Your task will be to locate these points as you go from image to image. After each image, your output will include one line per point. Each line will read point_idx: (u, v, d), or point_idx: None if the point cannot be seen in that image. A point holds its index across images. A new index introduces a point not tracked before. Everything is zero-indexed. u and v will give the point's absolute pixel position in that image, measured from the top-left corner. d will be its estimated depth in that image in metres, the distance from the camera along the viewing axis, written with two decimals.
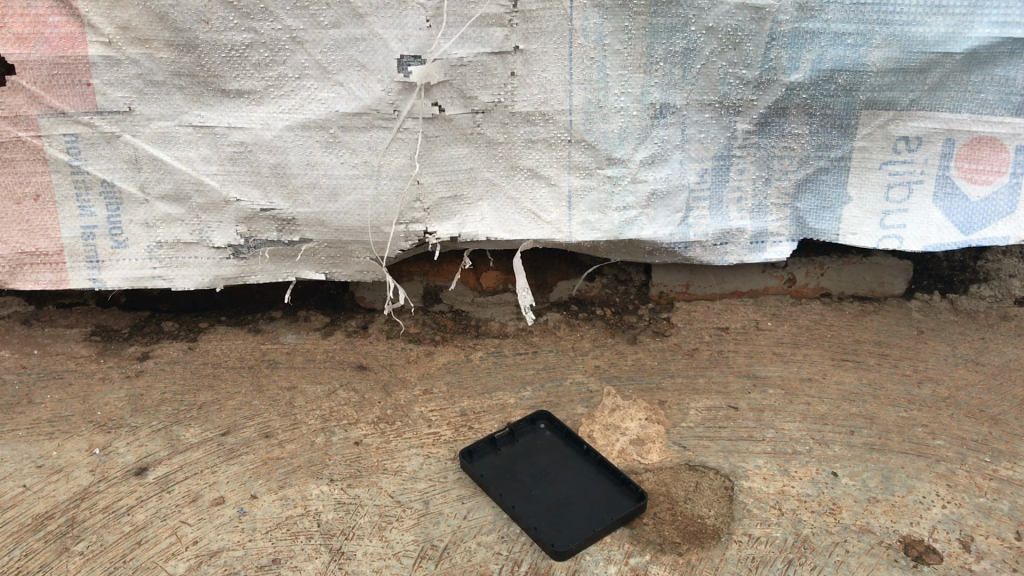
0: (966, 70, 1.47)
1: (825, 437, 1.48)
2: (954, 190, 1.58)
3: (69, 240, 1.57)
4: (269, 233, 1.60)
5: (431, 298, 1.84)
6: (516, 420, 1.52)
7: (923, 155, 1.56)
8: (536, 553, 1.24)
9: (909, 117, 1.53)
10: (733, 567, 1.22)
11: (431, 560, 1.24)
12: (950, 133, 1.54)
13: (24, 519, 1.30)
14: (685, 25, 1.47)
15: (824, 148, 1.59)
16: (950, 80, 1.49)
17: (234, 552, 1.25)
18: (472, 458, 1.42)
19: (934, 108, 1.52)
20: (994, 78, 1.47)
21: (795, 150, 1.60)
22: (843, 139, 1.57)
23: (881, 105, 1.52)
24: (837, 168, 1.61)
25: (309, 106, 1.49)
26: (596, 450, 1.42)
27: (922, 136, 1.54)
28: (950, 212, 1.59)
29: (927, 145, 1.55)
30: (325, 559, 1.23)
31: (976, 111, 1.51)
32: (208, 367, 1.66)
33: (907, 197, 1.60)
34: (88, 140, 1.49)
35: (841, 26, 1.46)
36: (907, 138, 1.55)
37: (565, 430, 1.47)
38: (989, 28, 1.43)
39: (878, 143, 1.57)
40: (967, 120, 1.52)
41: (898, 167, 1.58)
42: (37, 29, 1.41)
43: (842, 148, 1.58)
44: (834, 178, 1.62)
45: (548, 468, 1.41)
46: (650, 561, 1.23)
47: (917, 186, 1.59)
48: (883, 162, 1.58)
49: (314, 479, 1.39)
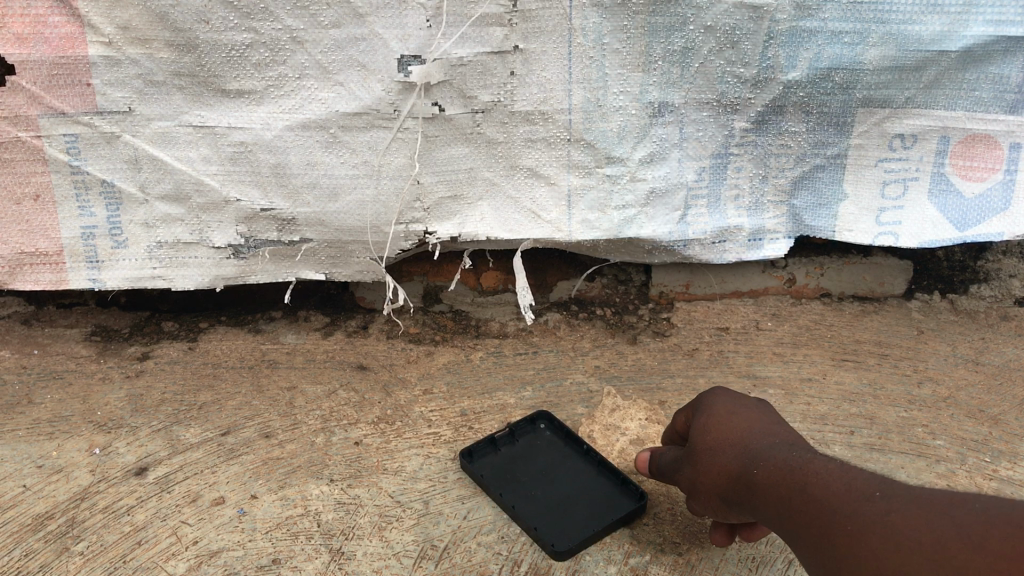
0: (961, 68, 1.47)
1: (825, 437, 1.48)
2: (949, 187, 1.58)
3: (68, 240, 1.57)
4: (269, 233, 1.60)
5: (431, 298, 1.84)
6: (515, 420, 1.52)
7: (918, 152, 1.56)
8: (536, 553, 1.25)
9: (904, 115, 1.53)
10: (733, 567, 1.23)
11: (431, 560, 1.24)
12: (944, 131, 1.54)
13: (24, 519, 1.30)
14: (683, 24, 1.47)
15: (821, 146, 1.59)
16: (945, 78, 1.49)
17: (234, 552, 1.25)
18: (471, 456, 1.42)
19: (929, 106, 1.52)
20: (989, 76, 1.48)
21: (792, 147, 1.60)
22: (840, 136, 1.58)
23: (877, 104, 1.53)
24: (834, 166, 1.61)
25: (309, 106, 1.49)
26: (597, 450, 1.42)
27: (918, 133, 1.54)
28: (944, 209, 1.60)
29: (922, 142, 1.55)
30: (325, 560, 1.24)
31: (971, 109, 1.51)
32: (208, 367, 1.66)
33: (903, 194, 1.60)
34: (88, 140, 1.49)
35: (838, 25, 1.46)
36: (902, 136, 1.55)
37: (565, 430, 1.47)
38: (984, 26, 1.43)
39: (874, 141, 1.57)
40: (962, 117, 1.52)
41: (894, 165, 1.58)
42: (37, 29, 1.41)
43: (839, 146, 1.59)
44: (831, 176, 1.62)
45: (548, 466, 1.41)
46: (649, 561, 1.24)
47: (912, 183, 1.59)
48: (879, 159, 1.58)
49: (314, 479, 1.39)
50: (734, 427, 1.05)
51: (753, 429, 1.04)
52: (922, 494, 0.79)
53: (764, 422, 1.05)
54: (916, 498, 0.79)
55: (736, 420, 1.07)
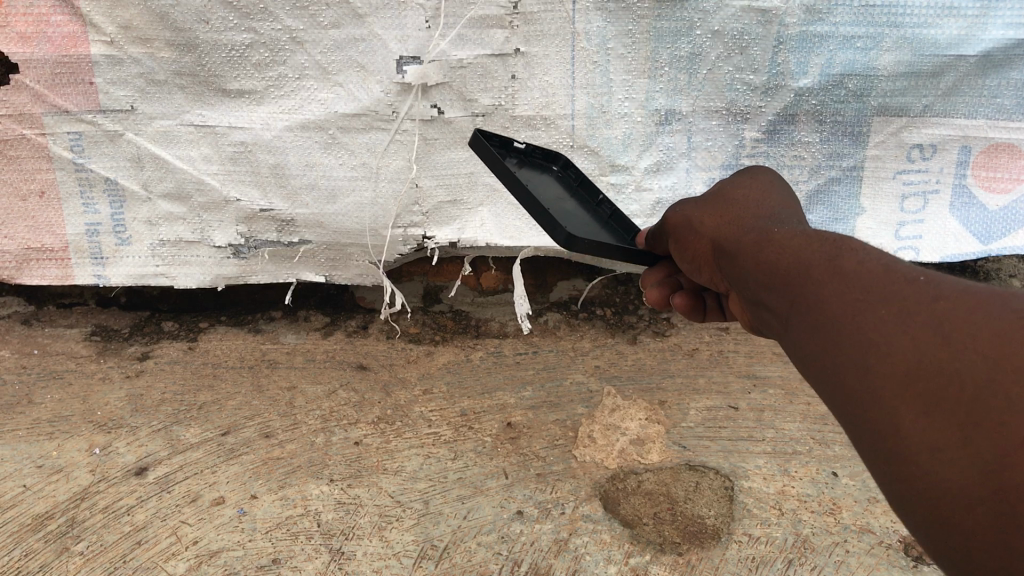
0: (980, 73, 1.47)
1: (825, 437, 1.53)
2: (972, 200, 1.59)
3: (73, 236, 1.56)
4: (268, 233, 1.60)
5: (431, 298, 1.80)
6: (534, 146, 1.23)
7: (938, 163, 1.56)
8: (536, 554, 1.34)
9: (923, 123, 1.53)
10: (733, 567, 1.34)
11: (431, 560, 1.33)
12: (966, 141, 1.54)
13: (24, 519, 1.36)
14: (690, 29, 1.46)
15: (836, 157, 1.58)
16: (964, 84, 1.49)
17: (234, 552, 1.33)
18: (487, 138, 1.19)
19: (948, 114, 1.52)
20: (1011, 81, 1.48)
21: (806, 159, 1.59)
22: (855, 147, 1.57)
23: (893, 112, 1.52)
24: (849, 178, 1.60)
25: (308, 107, 1.49)
26: (611, 204, 1.18)
27: (937, 143, 1.54)
28: (966, 221, 1.60)
29: (942, 152, 1.55)
30: (325, 560, 1.32)
31: (992, 117, 1.51)
32: (208, 367, 1.63)
33: (923, 207, 1.60)
34: (91, 139, 1.49)
35: (849, 29, 1.46)
36: (921, 147, 1.55)
37: (579, 179, 1.21)
38: (1003, 29, 1.43)
39: (891, 151, 1.56)
40: (984, 126, 1.52)
41: (913, 176, 1.58)
42: (40, 29, 1.40)
43: (854, 157, 1.58)
44: (847, 188, 1.61)
45: (558, 194, 1.19)
46: (649, 561, 1.34)
47: (933, 196, 1.59)
48: (897, 171, 1.58)
49: (314, 479, 1.43)
50: (746, 218, 0.92)
51: (775, 206, 0.93)
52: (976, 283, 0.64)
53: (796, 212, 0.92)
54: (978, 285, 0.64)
55: (769, 203, 0.94)
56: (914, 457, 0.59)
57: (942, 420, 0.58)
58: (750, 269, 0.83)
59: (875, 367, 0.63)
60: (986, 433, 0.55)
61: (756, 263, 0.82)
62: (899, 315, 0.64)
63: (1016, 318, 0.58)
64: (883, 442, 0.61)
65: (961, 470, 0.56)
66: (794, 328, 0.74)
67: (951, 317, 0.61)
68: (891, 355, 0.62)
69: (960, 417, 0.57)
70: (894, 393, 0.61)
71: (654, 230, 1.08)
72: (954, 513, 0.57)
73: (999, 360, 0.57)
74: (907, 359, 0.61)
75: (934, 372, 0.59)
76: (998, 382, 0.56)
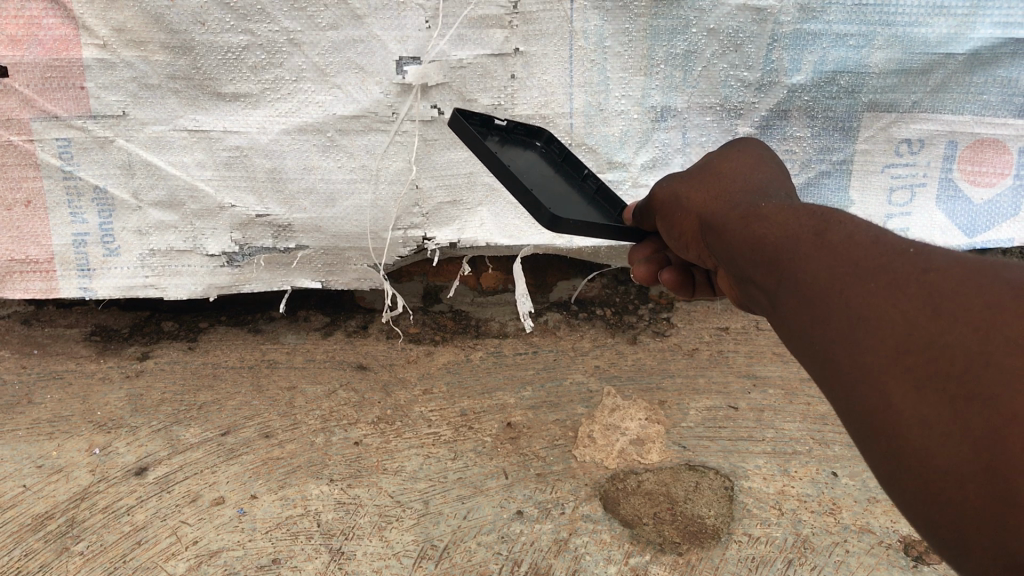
0: (968, 71, 1.47)
1: (825, 437, 1.54)
2: (957, 193, 1.59)
3: (59, 247, 1.56)
4: (264, 240, 1.60)
5: (431, 298, 1.78)
6: (514, 124, 1.24)
7: (925, 157, 1.56)
8: (536, 554, 1.37)
9: (911, 118, 1.53)
10: (733, 567, 1.36)
11: (431, 560, 1.35)
12: (952, 136, 1.54)
13: (24, 519, 1.38)
14: (686, 28, 1.46)
15: (825, 151, 1.58)
16: (952, 81, 1.49)
17: (234, 552, 1.35)
18: (467, 118, 1.19)
19: (936, 110, 1.52)
20: (997, 79, 1.48)
21: (796, 153, 1.59)
22: (845, 141, 1.57)
23: (882, 108, 1.52)
24: (838, 172, 1.60)
25: (305, 109, 1.49)
26: (597, 179, 1.19)
27: (925, 138, 1.55)
28: (952, 215, 1.61)
29: (929, 147, 1.55)
30: (325, 560, 1.35)
31: (979, 113, 1.51)
32: (207, 367, 1.62)
33: (910, 200, 1.60)
34: (79, 145, 1.49)
35: (842, 27, 1.45)
36: (909, 141, 1.55)
37: (561, 155, 1.22)
38: (991, 27, 1.43)
39: (879, 146, 1.56)
40: (970, 122, 1.52)
41: (900, 170, 1.58)
42: (30, 31, 1.40)
43: (844, 152, 1.58)
44: (836, 182, 1.61)
45: (542, 171, 1.19)
46: (650, 561, 1.37)
47: (920, 189, 1.59)
48: (885, 164, 1.58)
49: (314, 479, 1.45)
50: (733, 191, 0.93)
51: (762, 178, 0.94)
52: (962, 254, 0.65)
53: (783, 184, 0.93)
54: (965, 256, 0.65)
55: (756, 176, 0.94)
56: (904, 431, 0.60)
57: (930, 393, 0.59)
58: (736, 240, 0.84)
59: (865, 339, 0.63)
60: (978, 407, 0.56)
61: (743, 235, 0.83)
62: (889, 288, 0.64)
63: (1008, 292, 0.59)
64: (872, 415, 0.62)
65: (950, 442, 0.57)
66: (779, 300, 0.75)
67: (941, 290, 0.62)
68: (881, 327, 0.63)
69: (951, 391, 0.58)
70: (884, 366, 0.61)
71: (641, 207, 1.08)
72: (943, 487, 0.58)
73: (992, 335, 0.58)
74: (897, 332, 0.62)
75: (923, 344, 0.60)
76: (989, 357, 0.57)
